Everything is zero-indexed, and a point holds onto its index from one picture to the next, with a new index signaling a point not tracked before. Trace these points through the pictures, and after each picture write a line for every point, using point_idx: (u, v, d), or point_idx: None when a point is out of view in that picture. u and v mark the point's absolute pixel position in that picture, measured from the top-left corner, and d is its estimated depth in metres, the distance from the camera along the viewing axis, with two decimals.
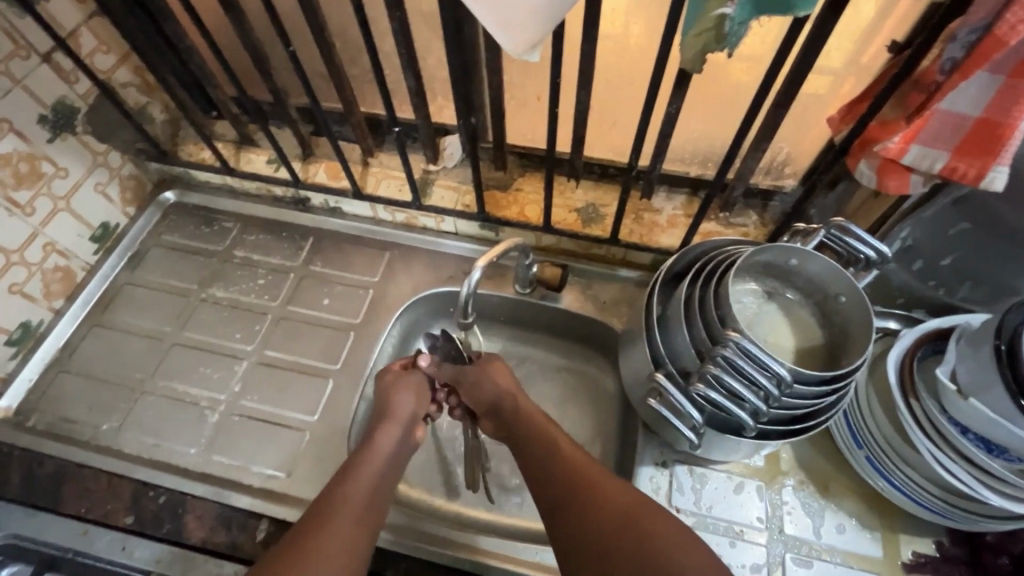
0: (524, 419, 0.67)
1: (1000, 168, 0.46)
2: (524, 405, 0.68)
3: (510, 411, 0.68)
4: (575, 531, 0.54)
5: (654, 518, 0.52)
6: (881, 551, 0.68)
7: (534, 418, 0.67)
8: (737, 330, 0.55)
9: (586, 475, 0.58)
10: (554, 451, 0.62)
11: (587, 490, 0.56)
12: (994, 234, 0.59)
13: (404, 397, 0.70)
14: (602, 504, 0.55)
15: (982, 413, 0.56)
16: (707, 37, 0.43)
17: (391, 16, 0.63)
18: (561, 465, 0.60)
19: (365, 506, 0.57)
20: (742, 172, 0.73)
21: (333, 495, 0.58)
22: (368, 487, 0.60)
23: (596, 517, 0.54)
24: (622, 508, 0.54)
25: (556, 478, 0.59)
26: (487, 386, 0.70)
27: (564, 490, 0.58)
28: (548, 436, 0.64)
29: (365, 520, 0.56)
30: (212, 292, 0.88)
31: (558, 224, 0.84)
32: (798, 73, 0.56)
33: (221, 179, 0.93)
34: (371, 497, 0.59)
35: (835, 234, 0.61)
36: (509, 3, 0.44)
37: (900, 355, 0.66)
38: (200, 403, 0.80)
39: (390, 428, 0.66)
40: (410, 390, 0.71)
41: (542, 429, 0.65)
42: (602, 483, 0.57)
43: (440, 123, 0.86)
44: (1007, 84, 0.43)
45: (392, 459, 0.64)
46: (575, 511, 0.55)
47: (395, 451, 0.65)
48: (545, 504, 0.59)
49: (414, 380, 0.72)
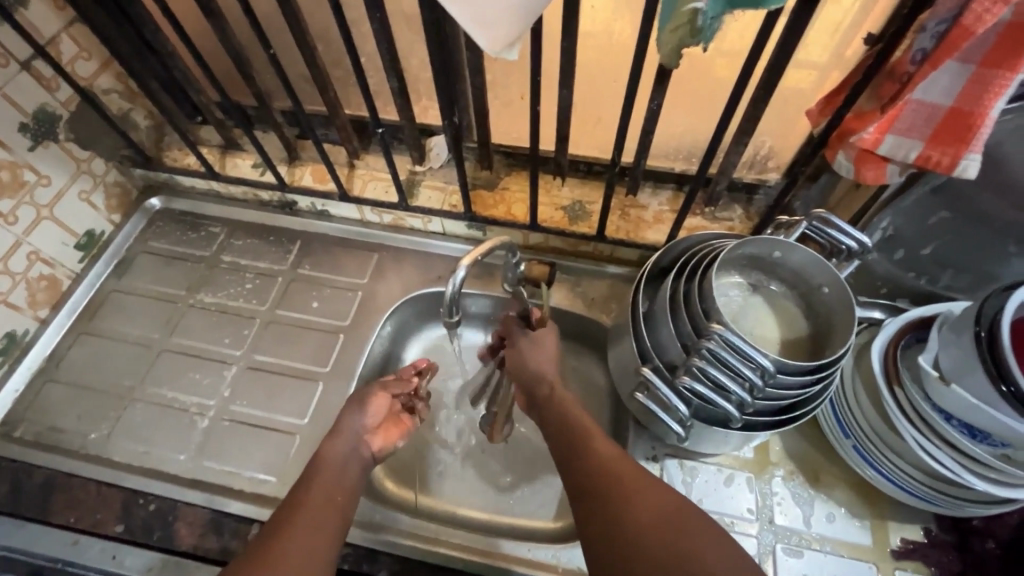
0: (554, 410, 0.66)
1: (971, 156, 0.46)
2: (558, 392, 0.68)
3: (543, 396, 0.68)
4: (608, 518, 0.54)
5: (690, 521, 0.52)
6: (870, 539, 0.68)
7: (567, 408, 0.66)
8: (721, 323, 0.56)
9: (622, 468, 0.57)
10: (569, 440, 0.62)
11: (619, 483, 0.56)
12: (972, 221, 0.60)
13: (356, 416, 0.69)
14: (634, 499, 0.54)
15: (964, 399, 0.57)
16: (682, 31, 0.43)
17: (371, 18, 0.63)
18: (591, 455, 0.59)
19: (322, 518, 0.57)
20: (725, 166, 0.73)
21: (292, 506, 0.58)
22: (323, 493, 0.60)
23: (629, 507, 0.53)
24: (655, 506, 0.53)
25: (588, 466, 0.58)
26: (529, 360, 0.71)
27: (596, 479, 0.57)
28: (574, 424, 0.63)
29: (332, 510, 0.59)
30: (200, 298, 0.88)
31: (545, 222, 0.84)
32: (775, 69, 0.57)
33: (207, 184, 0.93)
34: (327, 501, 0.59)
35: (818, 226, 0.61)
36: (483, 3, 0.44)
37: (884, 344, 0.67)
38: (190, 409, 0.80)
39: (339, 439, 0.66)
40: (360, 407, 0.70)
41: (573, 419, 0.64)
42: (632, 478, 0.56)
43: (425, 124, 0.86)
44: (977, 73, 0.43)
45: (342, 468, 0.64)
46: (606, 504, 0.55)
47: (347, 457, 0.65)
48: (573, 491, 0.58)
49: (364, 395, 0.71)
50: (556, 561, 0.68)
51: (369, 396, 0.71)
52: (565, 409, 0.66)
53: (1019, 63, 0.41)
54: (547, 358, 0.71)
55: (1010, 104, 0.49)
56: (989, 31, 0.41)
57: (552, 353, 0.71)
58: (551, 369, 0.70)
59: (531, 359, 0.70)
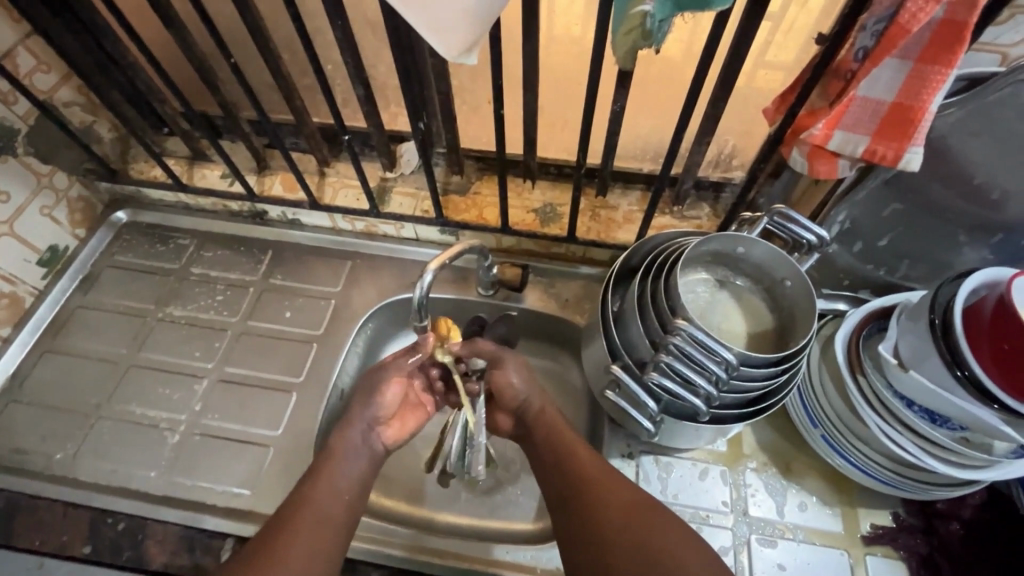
0: (535, 421, 0.65)
1: (914, 149, 0.48)
2: (545, 410, 0.65)
3: (529, 410, 0.66)
4: (588, 528, 0.54)
5: (665, 524, 0.53)
6: (841, 526, 0.70)
7: (545, 419, 0.64)
8: (686, 319, 0.57)
9: (601, 477, 0.57)
10: (551, 448, 0.61)
11: (597, 488, 0.56)
12: (923, 211, 0.62)
13: (366, 403, 0.67)
14: (612, 504, 0.55)
15: (922, 385, 0.59)
16: (635, 34, 0.45)
17: (333, 26, 0.63)
18: (573, 463, 0.59)
19: (326, 516, 0.57)
20: (690, 165, 0.75)
21: (298, 498, 0.58)
22: (332, 483, 0.60)
23: (607, 516, 0.54)
24: (633, 511, 0.54)
25: (571, 473, 0.58)
26: (507, 382, 0.67)
27: (577, 488, 0.57)
28: (555, 433, 0.62)
29: (347, 501, 0.59)
30: (169, 311, 0.87)
31: (517, 225, 0.85)
32: (731, 69, 0.58)
33: (174, 196, 0.92)
34: (336, 500, 0.59)
35: (778, 222, 0.63)
36: (438, 8, 0.45)
37: (847, 334, 0.69)
38: (160, 424, 0.79)
39: (350, 430, 0.64)
40: (368, 396, 0.68)
41: (555, 428, 0.63)
42: (609, 483, 0.57)
43: (395, 131, 0.87)
44: (916, 68, 0.45)
45: (352, 459, 0.62)
46: (586, 510, 0.55)
47: (359, 448, 0.64)
48: (556, 497, 0.58)
49: (378, 383, 0.68)
50: (534, 562, 0.68)
51: (383, 384, 0.68)
52: (547, 421, 0.64)
53: (953, 59, 0.43)
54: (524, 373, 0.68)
55: (949, 98, 0.52)
56: (925, 29, 0.43)
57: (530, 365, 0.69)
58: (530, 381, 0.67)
59: (514, 381, 0.66)
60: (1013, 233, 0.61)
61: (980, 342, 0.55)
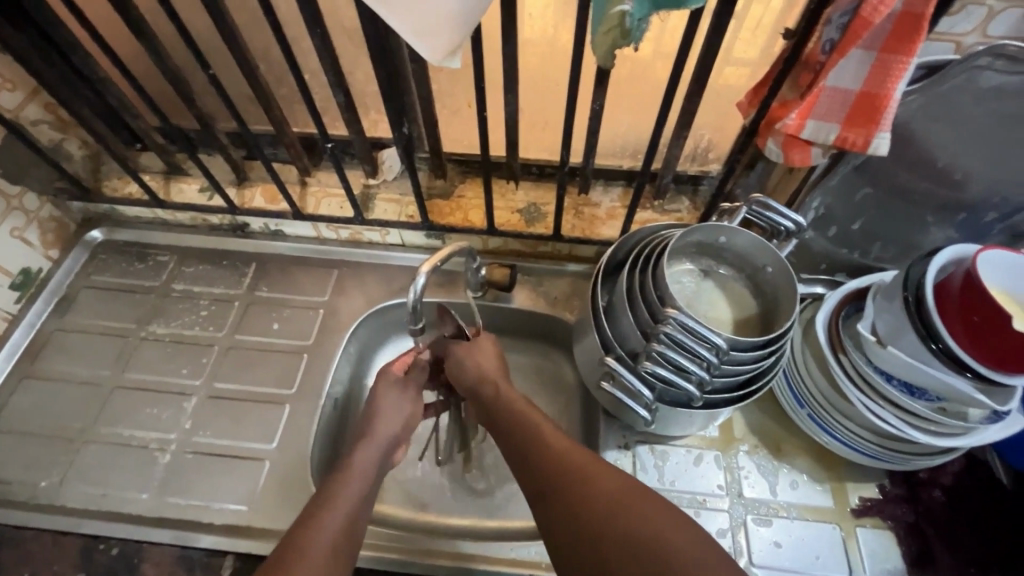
0: (504, 413, 0.66)
1: (882, 134, 0.50)
2: (504, 391, 0.68)
3: (489, 397, 0.68)
4: (571, 517, 0.54)
5: (648, 502, 0.53)
6: (830, 501, 0.72)
7: (514, 411, 0.66)
8: (676, 307, 0.59)
9: (579, 463, 0.58)
10: (527, 446, 0.62)
11: (577, 476, 0.57)
12: (891, 195, 0.65)
13: (387, 421, 0.69)
14: (594, 490, 0.55)
15: (900, 359, 0.62)
16: (614, 33, 0.46)
17: (311, 34, 0.63)
18: (549, 454, 0.60)
19: (344, 524, 0.57)
20: (668, 160, 0.77)
21: (306, 522, 0.56)
22: (348, 503, 0.59)
23: (590, 501, 0.54)
24: (614, 494, 0.54)
25: (550, 467, 0.58)
26: (469, 367, 0.70)
27: (555, 478, 0.58)
28: (525, 429, 0.63)
29: (358, 521, 0.58)
30: (152, 329, 0.85)
31: (502, 226, 0.86)
32: (706, 64, 0.60)
33: (151, 212, 0.90)
34: (350, 521, 0.57)
35: (757, 211, 0.65)
36: (423, 12, 0.45)
37: (827, 316, 0.71)
38: (149, 445, 0.77)
39: (367, 448, 0.65)
40: (391, 413, 0.70)
41: (522, 418, 0.65)
42: (589, 468, 0.57)
43: (376, 138, 0.87)
44: (880, 58, 0.47)
45: (370, 477, 0.63)
46: (568, 498, 0.56)
47: (375, 467, 0.64)
48: (538, 492, 0.58)
49: (396, 400, 0.71)
50: (540, 557, 0.69)
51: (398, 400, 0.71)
52: (519, 414, 0.65)
53: (913, 48, 0.46)
54: (488, 359, 0.71)
55: (912, 85, 0.54)
56: (887, 20, 0.45)
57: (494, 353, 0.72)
58: (493, 367, 0.70)
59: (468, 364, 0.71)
60: (974, 212, 0.65)
61: (951, 315, 0.58)
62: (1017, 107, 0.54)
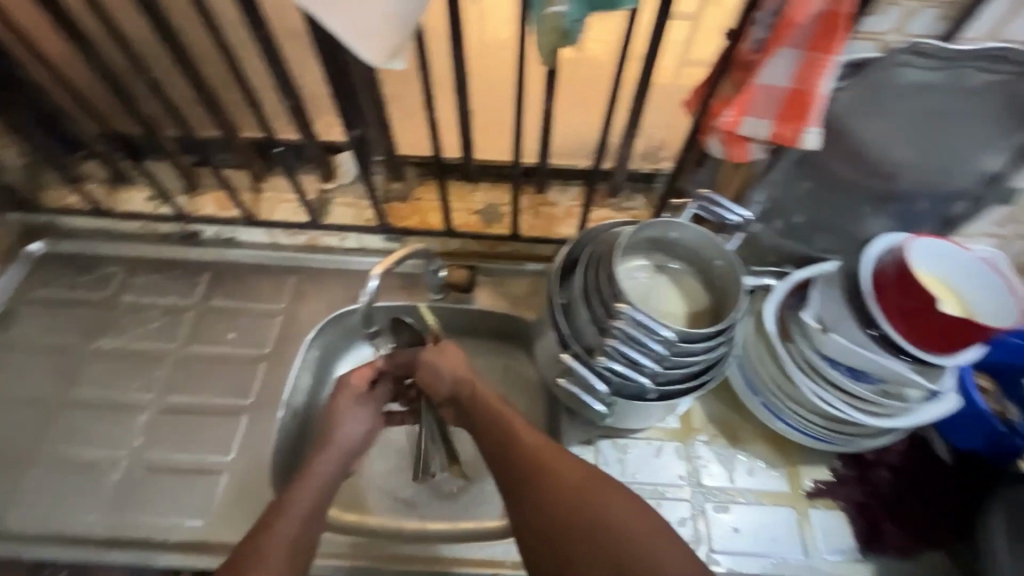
0: (475, 410, 0.64)
1: (812, 130, 0.52)
2: (481, 393, 0.65)
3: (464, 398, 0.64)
4: (535, 511, 0.55)
5: (613, 498, 0.54)
6: (785, 484, 0.75)
7: (484, 410, 0.63)
8: (628, 303, 0.60)
9: (547, 456, 0.58)
10: (493, 440, 0.61)
11: (543, 469, 0.57)
12: (830, 188, 0.68)
13: (351, 425, 0.66)
14: (561, 483, 0.56)
15: (843, 346, 0.64)
16: (554, 35, 0.47)
17: (255, 37, 0.62)
18: (517, 447, 0.59)
19: (299, 528, 0.57)
20: (621, 159, 0.78)
21: (260, 529, 0.56)
22: (303, 509, 0.58)
23: (555, 495, 0.55)
24: (580, 488, 0.55)
25: (516, 460, 0.58)
26: (442, 374, 0.65)
27: (522, 470, 0.58)
28: (496, 424, 0.62)
29: (310, 529, 0.57)
30: (99, 344, 0.82)
31: (461, 228, 0.87)
32: (649, 64, 0.61)
33: (96, 222, 0.87)
34: (305, 525, 0.57)
35: (705, 206, 0.67)
36: (361, 15, 0.45)
37: (777, 306, 0.73)
38: (98, 464, 0.74)
39: (326, 456, 0.63)
40: (354, 419, 0.67)
41: (497, 417, 0.62)
42: (556, 461, 0.58)
43: (329, 141, 0.85)
44: (808, 57, 0.49)
45: (330, 483, 0.62)
46: (534, 491, 0.56)
47: (335, 472, 0.63)
48: (504, 485, 0.59)
49: (357, 407, 0.68)
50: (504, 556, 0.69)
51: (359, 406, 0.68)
52: (488, 408, 0.63)
53: (837, 47, 0.48)
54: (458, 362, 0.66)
55: (840, 82, 0.57)
56: (812, 20, 0.47)
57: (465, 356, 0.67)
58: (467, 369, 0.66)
59: (440, 371, 0.65)
60: (906, 202, 0.68)
61: (886, 301, 0.61)
62: (936, 101, 0.58)
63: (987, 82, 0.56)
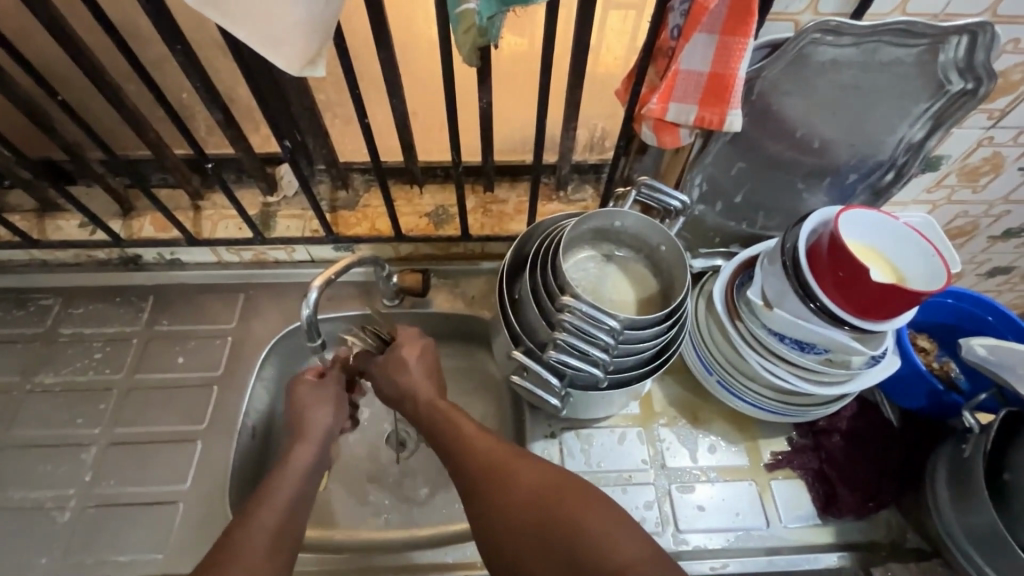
0: (432, 415, 0.65)
1: (734, 112, 0.54)
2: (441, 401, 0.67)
3: (424, 402, 0.67)
4: (489, 515, 0.55)
5: (566, 494, 0.53)
6: (746, 459, 0.76)
7: (443, 421, 0.64)
8: (573, 294, 0.60)
9: (501, 462, 0.58)
10: (446, 450, 0.62)
11: (497, 476, 0.57)
12: (763, 167, 0.69)
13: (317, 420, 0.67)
14: (515, 488, 0.55)
15: (786, 320, 0.66)
16: (473, 32, 0.47)
17: (173, 51, 0.60)
18: (471, 456, 0.60)
19: (267, 539, 0.55)
20: (563, 152, 0.79)
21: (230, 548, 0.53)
22: (271, 518, 0.57)
23: (509, 501, 0.55)
24: (533, 491, 0.55)
25: (468, 468, 0.59)
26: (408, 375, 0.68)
27: (476, 480, 0.58)
28: (451, 435, 0.63)
29: (281, 540, 0.56)
30: (39, 380, 0.78)
31: (411, 231, 0.85)
32: (576, 58, 0.62)
33: (27, 254, 0.83)
34: (275, 536, 0.55)
35: (647, 192, 0.68)
36: (270, 23, 0.44)
37: (723, 285, 0.75)
38: (45, 505, 0.71)
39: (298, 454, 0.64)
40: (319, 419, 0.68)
41: (452, 428, 0.63)
42: (509, 466, 0.58)
43: (269, 154, 0.84)
44: (722, 41, 0.50)
45: (300, 491, 0.61)
46: (489, 500, 0.56)
47: (306, 476, 0.63)
48: (462, 492, 0.59)
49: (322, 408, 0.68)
50: (474, 557, 0.69)
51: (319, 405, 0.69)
52: (444, 415, 0.65)
53: (748, 29, 0.49)
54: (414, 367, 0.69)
55: (757, 65, 0.59)
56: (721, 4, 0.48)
57: (424, 359, 0.70)
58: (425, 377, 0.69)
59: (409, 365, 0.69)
60: (837, 176, 0.70)
61: (823, 273, 0.62)
62: (853, 77, 0.60)
63: (899, 56, 0.58)
